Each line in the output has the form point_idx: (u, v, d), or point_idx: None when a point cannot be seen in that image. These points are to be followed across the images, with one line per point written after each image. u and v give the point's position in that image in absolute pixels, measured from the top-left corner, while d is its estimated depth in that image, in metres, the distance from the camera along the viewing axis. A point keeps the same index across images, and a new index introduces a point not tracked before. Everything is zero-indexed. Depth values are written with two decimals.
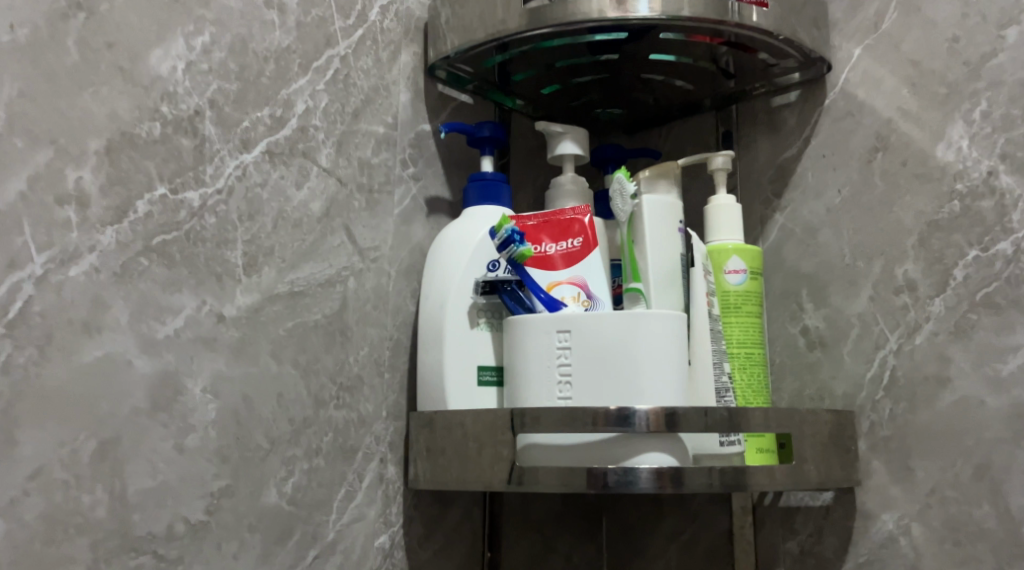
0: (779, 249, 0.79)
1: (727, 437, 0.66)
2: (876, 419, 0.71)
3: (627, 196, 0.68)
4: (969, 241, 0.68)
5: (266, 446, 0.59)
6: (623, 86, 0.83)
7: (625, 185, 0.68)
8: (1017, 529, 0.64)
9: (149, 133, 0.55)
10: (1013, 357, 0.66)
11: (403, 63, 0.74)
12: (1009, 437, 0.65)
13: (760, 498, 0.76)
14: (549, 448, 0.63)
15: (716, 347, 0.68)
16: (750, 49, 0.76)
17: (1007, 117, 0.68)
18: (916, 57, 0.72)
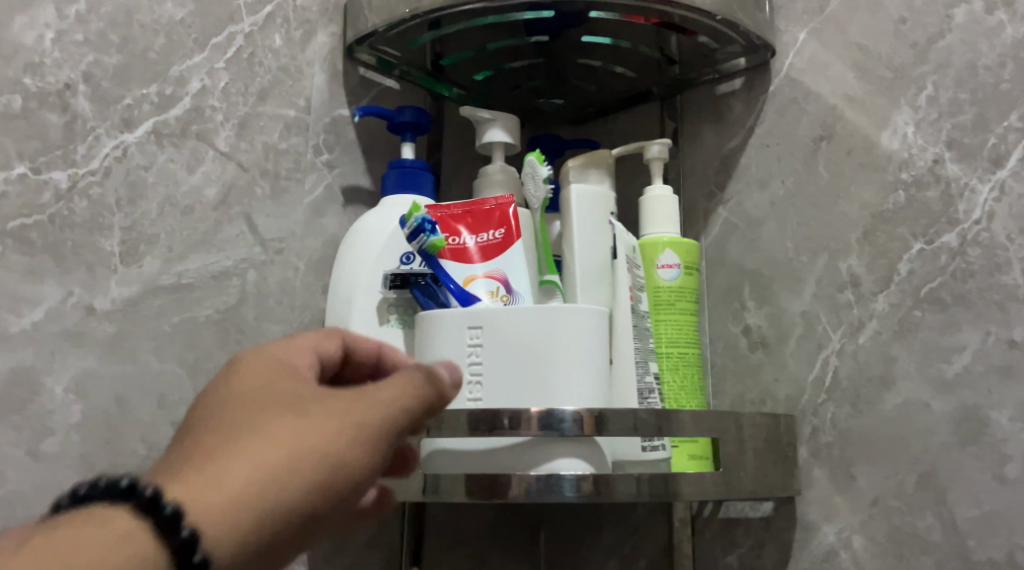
0: (722, 244, 0.74)
1: (649, 442, 0.62)
2: (818, 424, 0.66)
3: (541, 182, 0.64)
4: (914, 233, 0.64)
5: (142, 452, 0.56)
6: (561, 72, 0.78)
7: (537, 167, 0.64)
8: (963, 543, 0.60)
9: (8, 106, 0.53)
10: (958, 356, 0.61)
11: (318, 43, 0.69)
12: (954, 442, 0.61)
13: (699, 509, 0.71)
14: (455, 453, 0.59)
15: (642, 345, 0.63)
16: (690, 31, 0.71)
17: (954, 101, 0.63)
18: (862, 40, 0.68)
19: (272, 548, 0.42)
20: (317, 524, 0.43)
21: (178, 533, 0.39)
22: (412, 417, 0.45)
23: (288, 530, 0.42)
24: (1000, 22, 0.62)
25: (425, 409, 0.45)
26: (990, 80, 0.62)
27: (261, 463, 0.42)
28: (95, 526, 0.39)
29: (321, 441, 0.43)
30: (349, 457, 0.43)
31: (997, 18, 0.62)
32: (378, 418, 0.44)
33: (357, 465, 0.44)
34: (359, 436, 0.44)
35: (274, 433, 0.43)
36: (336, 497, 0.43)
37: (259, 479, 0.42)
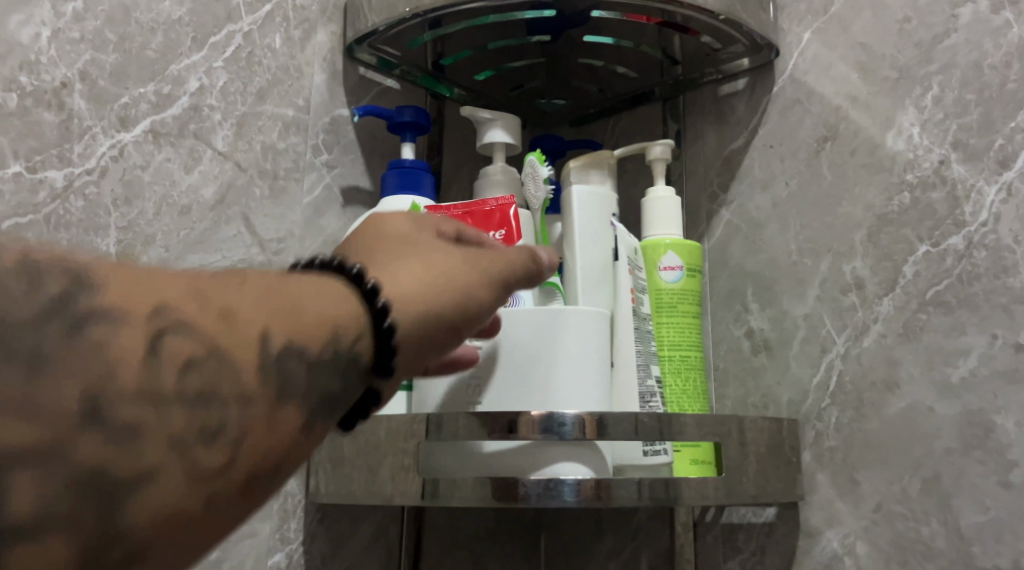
0: (725, 246, 0.74)
1: (651, 447, 0.61)
2: (822, 429, 0.66)
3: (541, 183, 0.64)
4: (919, 235, 0.63)
5: None
6: (562, 72, 0.77)
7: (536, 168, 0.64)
8: (967, 549, 0.59)
9: (3, 104, 0.52)
10: (963, 360, 0.60)
11: (318, 43, 0.69)
12: (958, 447, 0.60)
13: (701, 514, 0.71)
14: (456, 457, 0.58)
15: (644, 347, 0.62)
16: (693, 30, 0.71)
17: (960, 102, 0.62)
18: (866, 40, 0.67)
19: (429, 336, 0.43)
20: (455, 335, 0.45)
21: (368, 297, 0.41)
22: (518, 279, 0.48)
23: (437, 339, 0.44)
24: (1008, 20, 0.61)
25: (524, 279, 0.49)
26: (997, 79, 0.61)
27: (423, 274, 0.44)
28: (295, 279, 0.40)
29: (466, 268, 0.46)
30: (482, 290, 0.46)
31: (1004, 16, 0.61)
32: (503, 269, 0.48)
33: (487, 303, 0.46)
34: (492, 282, 0.47)
35: (443, 259, 0.45)
36: (471, 324, 0.45)
37: (419, 283, 0.44)
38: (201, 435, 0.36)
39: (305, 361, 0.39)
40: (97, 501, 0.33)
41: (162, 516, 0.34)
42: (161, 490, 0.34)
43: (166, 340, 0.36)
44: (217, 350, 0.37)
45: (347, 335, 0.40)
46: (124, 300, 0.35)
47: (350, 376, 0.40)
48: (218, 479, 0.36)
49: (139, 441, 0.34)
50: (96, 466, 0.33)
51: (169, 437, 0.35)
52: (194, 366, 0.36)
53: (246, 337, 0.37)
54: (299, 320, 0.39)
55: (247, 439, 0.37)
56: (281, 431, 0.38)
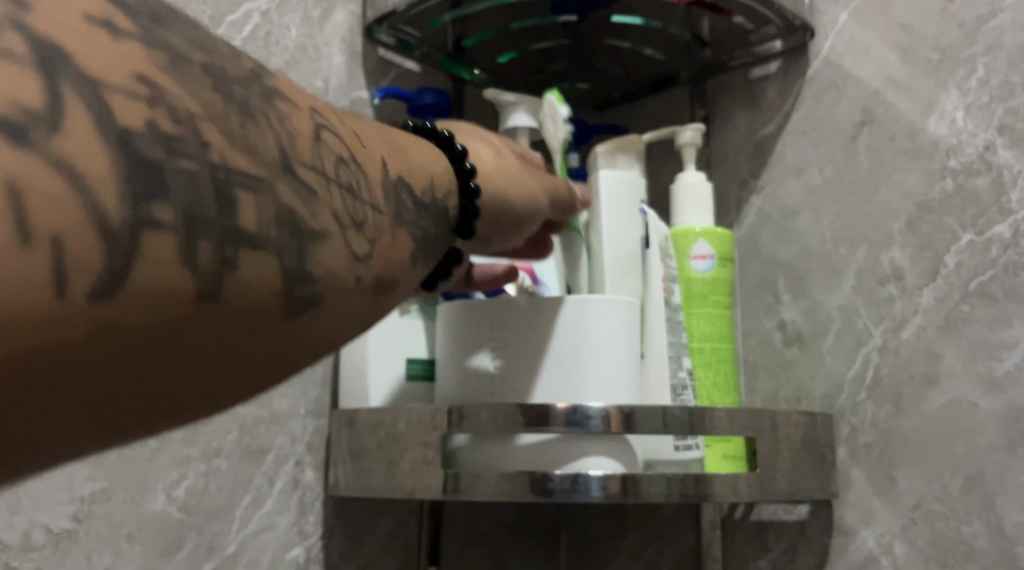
0: (755, 234, 0.71)
1: (683, 441, 0.59)
2: (857, 424, 0.63)
3: (560, 122, 0.60)
4: (961, 223, 0.61)
5: (154, 445, 0.55)
6: (587, 55, 0.75)
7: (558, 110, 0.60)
8: (1011, 551, 0.56)
9: None
10: (1008, 354, 0.58)
11: (336, 23, 0.67)
12: (1003, 445, 0.57)
13: (731, 510, 0.68)
14: (480, 451, 0.56)
15: (674, 339, 0.60)
16: (725, 11, 0.68)
17: (1006, 85, 0.60)
18: (905, 20, 0.64)
19: (501, 215, 0.49)
20: (519, 224, 0.51)
21: (457, 165, 0.47)
22: (564, 200, 0.54)
23: (507, 219, 0.49)
24: None
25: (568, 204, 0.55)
26: None
27: (501, 167, 0.50)
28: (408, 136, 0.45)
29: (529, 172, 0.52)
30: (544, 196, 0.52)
31: None
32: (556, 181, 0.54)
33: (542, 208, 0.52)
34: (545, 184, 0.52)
35: (507, 157, 0.51)
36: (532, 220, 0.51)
37: (496, 170, 0.49)
38: (350, 221, 0.36)
39: (412, 202, 0.41)
40: (294, 244, 0.33)
41: (329, 278, 0.34)
42: (330, 255, 0.34)
43: (323, 132, 0.36)
44: (357, 162, 0.37)
45: (442, 189, 0.44)
46: (292, 92, 0.36)
47: (444, 230, 0.44)
48: (360, 267, 0.36)
49: (318, 203, 0.34)
50: (296, 214, 0.33)
51: (335, 213, 0.35)
52: (345, 164, 0.36)
53: (370, 156, 0.38)
54: (413, 166, 0.42)
55: (378, 241, 0.37)
56: (401, 248, 0.39)
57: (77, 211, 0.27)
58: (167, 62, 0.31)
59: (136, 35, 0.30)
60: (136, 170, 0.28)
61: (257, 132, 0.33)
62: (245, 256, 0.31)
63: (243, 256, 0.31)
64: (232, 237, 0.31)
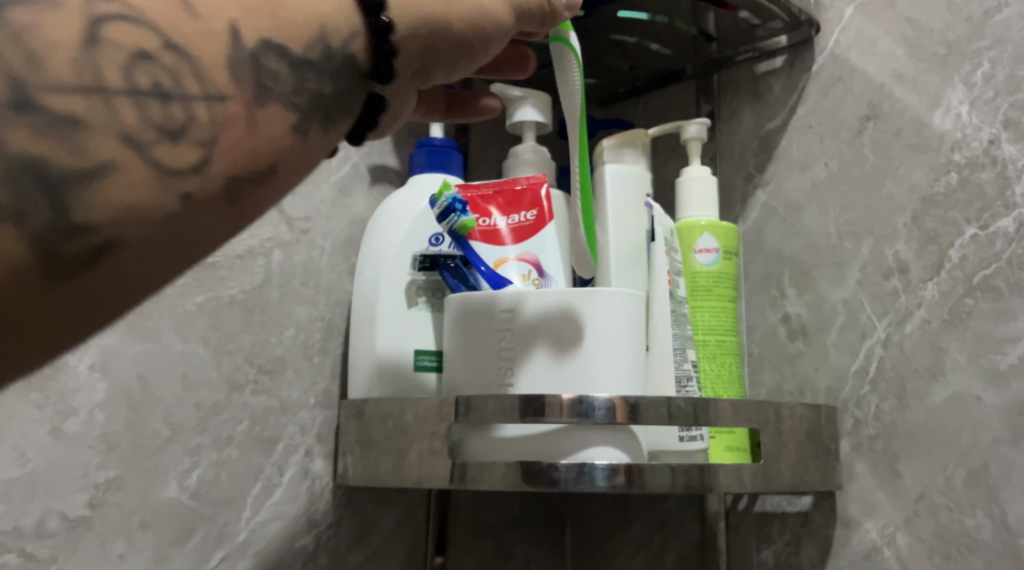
0: (761, 228, 0.72)
1: (687, 431, 0.59)
2: (861, 417, 0.64)
3: None
4: (966, 218, 0.61)
5: (166, 434, 0.56)
6: (593, 50, 0.76)
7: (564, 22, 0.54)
8: (1014, 543, 0.57)
9: None
10: (1013, 347, 0.58)
11: None
12: (1007, 438, 0.58)
13: (734, 502, 0.69)
14: (487, 443, 0.56)
15: (680, 331, 0.61)
16: (731, 5, 0.69)
17: (1012, 79, 0.60)
18: (912, 15, 0.65)
19: (425, 47, 0.45)
20: (458, 49, 0.46)
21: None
22: (534, 10, 0.48)
23: (442, 44, 0.45)
24: None
25: (538, 16, 0.49)
26: None
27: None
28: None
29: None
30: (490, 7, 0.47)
31: None
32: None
33: (499, 22, 0.47)
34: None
35: None
36: (480, 43, 0.47)
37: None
38: (162, 132, 0.37)
39: (284, 63, 0.40)
40: (53, 198, 0.35)
41: (131, 210, 0.36)
42: (125, 186, 0.36)
43: (104, 29, 0.36)
44: (175, 46, 0.37)
45: (333, 28, 0.42)
46: None
47: (345, 72, 0.42)
48: (195, 178, 0.38)
49: (85, 133, 0.35)
50: (41, 160, 0.35)
51: (120, 132, 0.36)
52: (146, 58, 0.37)
53: (210, 29, 0.38)
54: (281, 17, 0.40)
55: (223, 135, 0.38)
56: (268, 133, 0.40)
57: None
58: None
59: None
60: None
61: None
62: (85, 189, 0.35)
63: (33, 209, 0.34)
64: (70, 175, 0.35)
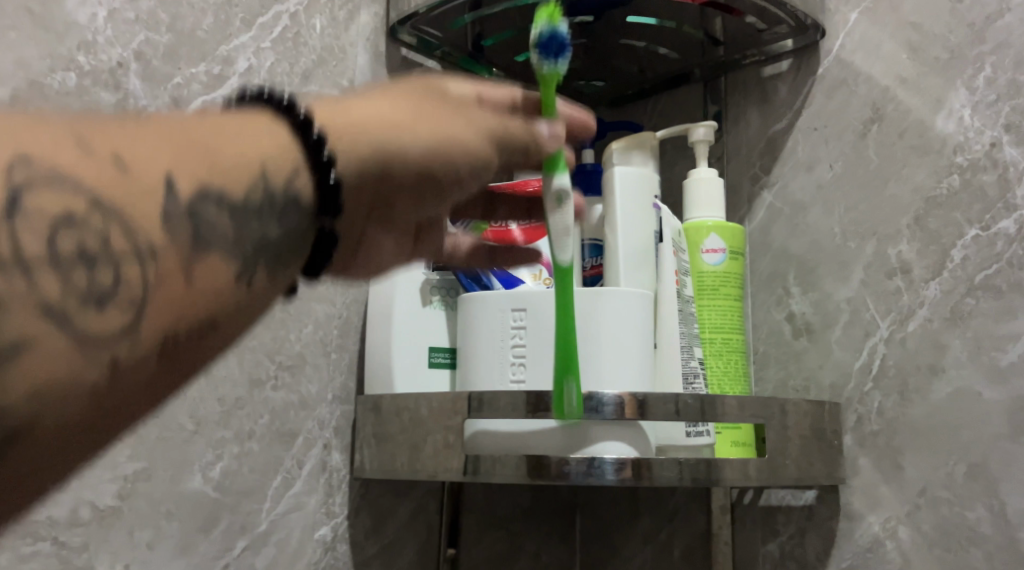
0: (767, 228, 0.73)
1: (694, 427, 0.61)
2: (864, 412, 0.66)
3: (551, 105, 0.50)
4: (968, 218, 0.63)
5: (190, 427, 0.58)
6: (603, 55, 0.78)
7: (566, 196, 0.48)
8: (1014, 535, 0.59)
9: (62, 84, 0.53)
10: (1013, 345, 0.60)
11: (361, 24, 0.70)
12: (1007, 433, 0.60)
13: (740, 495, 0.71)
14: (499, 437, 0.58)
15: (686, 329, 0.62)
16: (737, 10, 0.71)
17: (1013, 83, 0.62)
18: (915, 20, 0.66)
19: (376, 180, 0.44)
20: (417, 181, 0.45)
21: (313, 152, 0.42)
22: (517, 144, 0.47)
23: (400, 175, 0.44)
24: None
25: (523, 150, 0.47)
26: None
27: (363, 126, 0.43)
28: (225, 117, 0.42)
29: (433, 122, 0.45)
30: (456, 138, 0.45)
31: None
32: (492, 120, 0.46)
33: (476, 158, 0.46)
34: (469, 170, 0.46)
35: (423, 123, 0.44)
36: (446, 174, 0.45)
37: (362, 121, 0.44)
38: (87, 301, 0.36)
39: (222, 209, 0.40)
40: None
41: (49, 386, 0.34)
42: (43, 364, 0.34)
43: (26, 197, 0.35)
44: (102, 206, 0.37)
45: (273, 174, 0.41)
46: (116, 136, 0.38)
47: (291, 214, 0.42)
48: (122, 343, 0.37)
49: (5, 314, 0.34)
50: (58, 302, 0.35)
51: (40, 304, 0.35)
52: (71, 222, 0.36)
53: (145, 185, 0.38)
54: (223, 165, 0.40)
55: (153, 290, 0.37)
56: (206, 283, 0.39)
57: None
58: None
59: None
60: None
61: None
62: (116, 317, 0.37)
63: (83, 337, 0.36)
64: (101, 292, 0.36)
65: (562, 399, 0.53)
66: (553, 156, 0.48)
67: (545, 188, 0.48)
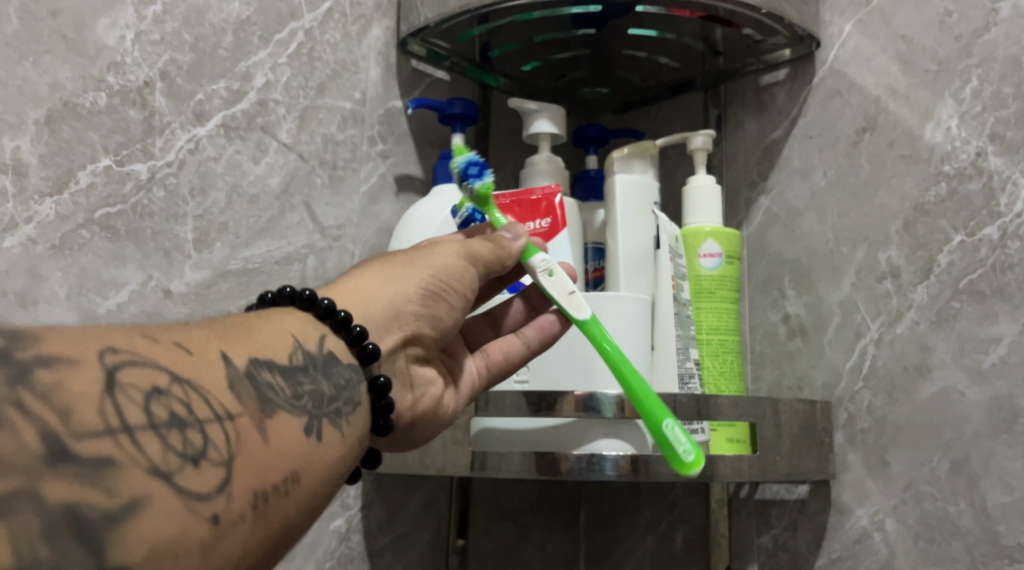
0: (763, 233, 0.76)
1: (689, 424, 0.63)
2: (854, 411, 0.68)
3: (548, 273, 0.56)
4: (954, 225, 0.65)
5: None
6: (607, 63, 0.81)
7: (552, 265, 0.56)
8: (993, 529, 0.61)
9: (93, 103, 0.57)
10: (994, 348, 0.63)
11: (373, 37, 0.73)
12: (987, 431, 0.62)
13: (737, 489, 0.74)
14: (503, 433, 0.62)
15: (683, 331, 0.65)
16: (735, 24, 0.73)
17: (998, 95, 0.64)
18: (906, 33, 0.69)
19: (395, 325, 0.52)
20: (424, 306, 0.53)
21: (330, 316, 0.49)
22: (490, 259, 0.55)
23: (411, 319, 0.53)
24: None
25: (493, 262, 0.55)
26: None
27: (364, 287, 0.52)
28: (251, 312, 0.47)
29: (418, 262, 0.53)
30: (442, 264, 0.53)
31: None
32: (462, 244, 0.54)
33: (464, 279, 0.54)
34: (459, 293, 0.54)
35: (407, 266, 0.53)
36: (443, 294, 0.53)
37: (365, 289, 0.52)
38: (184, 459, 0.39)
39: (274, 372, 0.44)
40: (91, 541, 0.35)
41: (162, 544, 0.37)
42: (157, 519, 0.37)
43: (120, 376, 0.38)
44: (181, 379, 0.40)
45: (306, 337, 0.47)
46: (180, 332, 0.42)
47: (334, 369, 0.48)
48: (219, 499, 0.39)
49: (119, 473, 0.37)
50: (159, 466, 0.38)
51: (148, 467, 0.37)
52: (160, 393, 0.39)
53: (207, 361, 0.42)
54: (264, 340, 0.45)
55: (237, 452, 0.41)
56: (281, 443, 0.43)
57: (88, 490, 0.36)
58: (67, 427, 0.36)
59: (84, 395, 0.37)
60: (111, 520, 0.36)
61: (22, 425, 0.35)
62: (210, 458, 0.39)
63: (186, 478, 0.38)
64: (215, 518, 0.39)
65: (672, 445, 0.51)
66: (524, 247, 0.56)
67: (534, 269, 0.56)
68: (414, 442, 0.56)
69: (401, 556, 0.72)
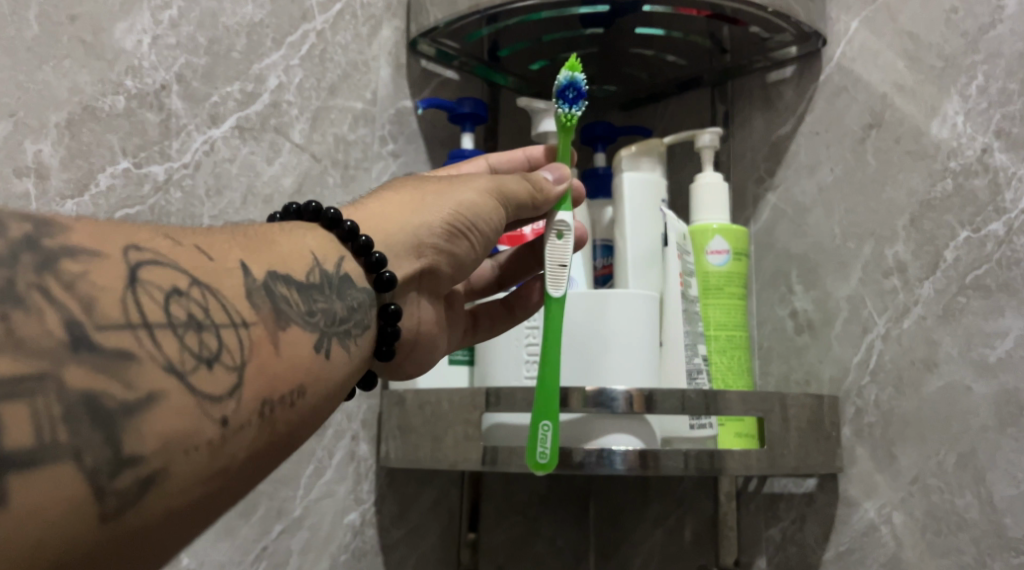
0: (771, 228, 0.77)
1: (698, 420, 0.65)
2: (862, 404, 0.69)
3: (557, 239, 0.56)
4: (961, 220, 0.66)
5: None
6: (614, 61, 0.82)
7: (567, 231, 0.56)
8: (999, 521, 0.62)
9: (112, 107, 0.58)
10: (1001, 342, 0.63)
11: (384, 37, 0.74)
12: (994, 425, 0.63)
13: (745, 483, 0.75)
14: (514, 427, 0.63)
15: (691, 327, 0.66)
16: (741, 22, 0.73)
17: (1004, 91, 0.65)
18: (912, 29, 0.69)
19: (414, 254, 0.52)
20: (446, 242, 0.53)
21: (351, 239, 0.49)
22: (518, 200, 0.55)
23: (431, 253, 0.53)
24: None
25: (527, 200, 0.55)
26: None
27: (384, 214, 0.52)
28: (273, 225, 0.47)
29: (445, 194, 0.53)
30: (471, 201, 0.53)
31: None
32: (493, 182, 0.55)
33: (490, 217, 0.54)
34: (484, 232, 0.54)
35: (431, 201, 0.53)
36: (467, 231, 0.53)
37: (385, 218, 0.52)
38: (201, 360, 0.38)
39: (290, 287, 0.44)
40: (107, 428, 0.34)
41: (176, 439, 0.36)
42: (172, 414, 0.36)
43: (143, 272, 0.38)
44: (200, 282, 0.40)
45: (325, 259, 0.47)
46: (198, 238, 0.42)
47: (348, 292, 0.48)
48: (230, 402, 0.39)
49: (137, 366, 0.36)
50: (176, 364, 0.37)
51: (166, 364, 0.37)
52: (180, 293, 0.39)
53: (226, 267, 0.41)
54: (284, 254, 0.45)
55: (251, 360, 0.40)
56: (291, 356, 0.43)
57: (107, 380, 0.35)
58: (86, 315, 0.35)
59: (107, 286, 0.36)
60: (130, 411, 0.35)
61: (46, 313, 0.34)
62: (225, 363, 0.39)
63: (201, 379, 0.38)
64: (226, 420, 0.38)
65: (535, 446, 0.54)
66: (564, 193, 0.57)
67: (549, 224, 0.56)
68: (405, 373, 0.56)
69: (414, 549, 0.73)
